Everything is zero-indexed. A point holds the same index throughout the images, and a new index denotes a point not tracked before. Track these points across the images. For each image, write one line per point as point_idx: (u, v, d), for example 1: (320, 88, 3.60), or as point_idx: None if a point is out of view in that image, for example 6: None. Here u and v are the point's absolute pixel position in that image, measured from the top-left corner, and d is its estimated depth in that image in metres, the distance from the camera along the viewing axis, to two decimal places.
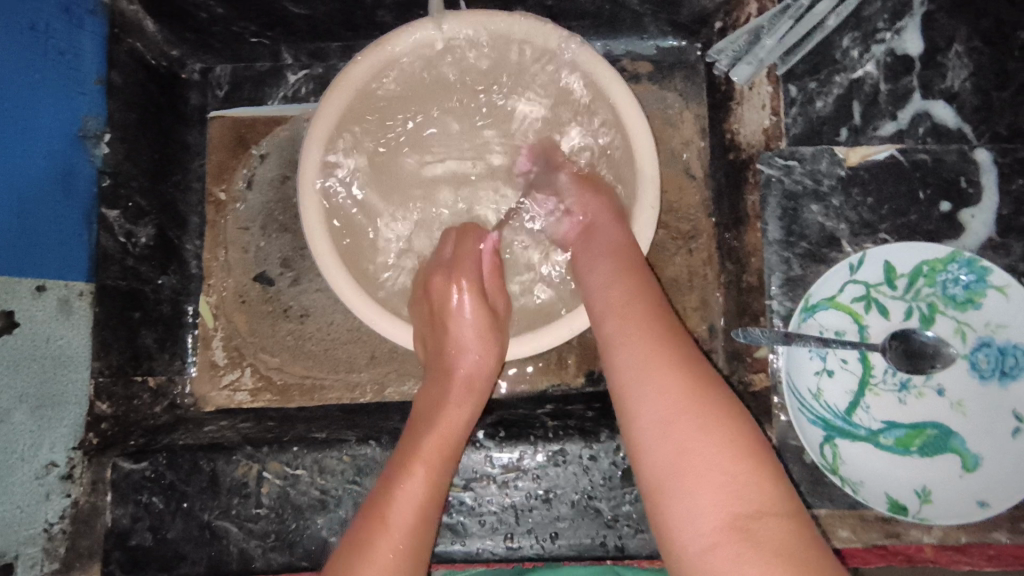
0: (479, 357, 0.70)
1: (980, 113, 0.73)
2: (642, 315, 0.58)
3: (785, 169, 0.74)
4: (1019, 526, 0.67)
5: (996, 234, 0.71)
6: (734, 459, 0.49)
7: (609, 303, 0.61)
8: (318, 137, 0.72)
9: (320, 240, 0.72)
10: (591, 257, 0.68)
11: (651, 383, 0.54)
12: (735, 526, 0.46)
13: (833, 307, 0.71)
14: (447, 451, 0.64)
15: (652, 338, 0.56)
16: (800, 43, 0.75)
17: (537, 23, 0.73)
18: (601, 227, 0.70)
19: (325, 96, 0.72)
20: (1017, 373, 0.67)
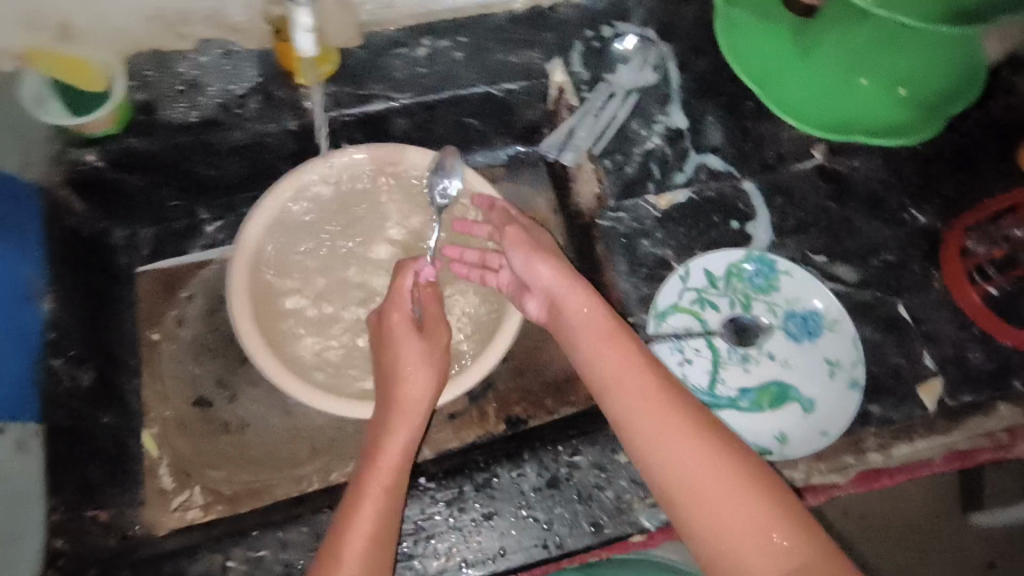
0: (416, 379, 0.78)
1: (738, 157, 1.01)
2: (646, 383, 0.67)
3: (617, 219, 0.97)
4: (858, 446, 0.85)
5: (775, 238, 0.97)
6: (760, 503, 0.58)
7: (608, 378, 0.69)
8: (244, 260, 0.89)
9: (253, 338, 0.86)
10: (580, 333, 0.74)
11: (671, 447, 0.63)
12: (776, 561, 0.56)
13: (679, 311, 0.90)
14: (392, 486, 0.71)
15: (662, 406, 0.65)
16: (602, 133, 1.03)
17: (408, 149, 0.95)
18: (575, 301, 0.75)
19: (247, 221, 0.90)
20: (819, 331, 0.89)
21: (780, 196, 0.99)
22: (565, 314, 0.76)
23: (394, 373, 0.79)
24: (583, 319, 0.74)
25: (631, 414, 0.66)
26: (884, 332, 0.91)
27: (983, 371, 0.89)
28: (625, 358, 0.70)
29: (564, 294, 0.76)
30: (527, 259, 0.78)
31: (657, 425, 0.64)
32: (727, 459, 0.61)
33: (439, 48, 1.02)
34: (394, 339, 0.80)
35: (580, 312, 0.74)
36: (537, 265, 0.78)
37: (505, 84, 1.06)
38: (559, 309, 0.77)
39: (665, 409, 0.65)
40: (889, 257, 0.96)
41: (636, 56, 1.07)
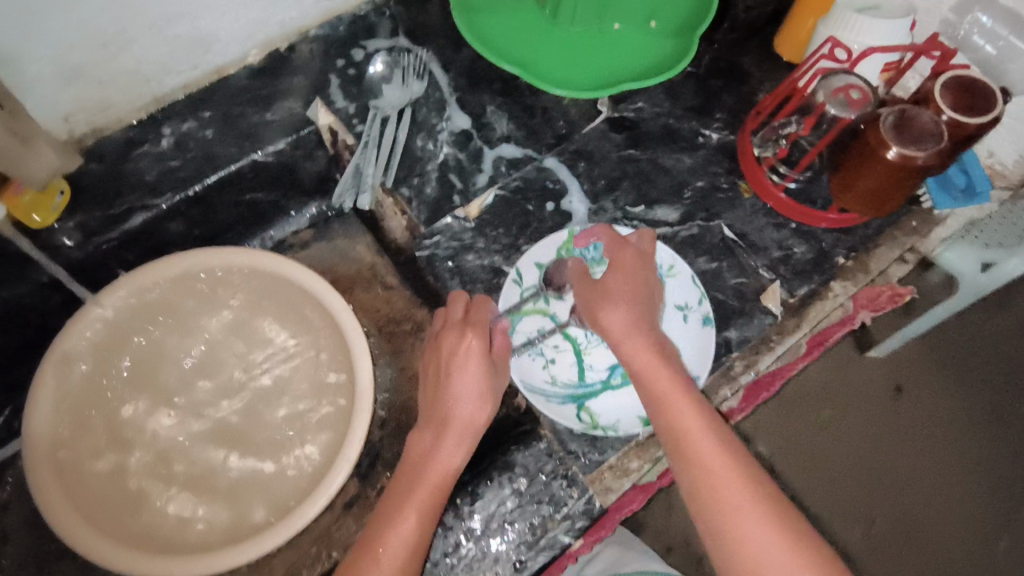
0: (473, 407, 0.76)
1: (531, 137, 0.99)
2: (730, 460, 0.65)
3: (434, 244, 0.92)
4: (730, 376, 0.87)
5: (592, 204, 0.96)
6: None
7: (659, 397, 0.71)
8: (35, 443, 0.76)
9: (73, 527, 0.72)
10: (659, 395, 0.70)
11: (753, 536, 0.61)
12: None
13: (526, 315, 0.87)
14: (440, 492, 0.71)
15: (746, 481, 0.64)
16: (390, 162, 0.96)
17: (190, 254, 0.84)
18: (654, 367, 0.72)
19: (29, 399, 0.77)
20: (661, 281, 0.90)
21: (582, 161, 0.98)
22: (611, 297, 0.78)
23: (446, 388, 0.77)
24: (660, 385, 0.71)
25: (711, 494, 0.64)
26: (717, 258, 0.93)
27: (812, 258, 0.93)
28: (674, 378, 0.71)
29: (638, 339, 0.74)
30: (596, 299, 0.78)
31: (739, 504, 0.63)
32: (796, 541, 0.61)
33: (184, 132, 0.93)
34: (457, 355, 0.78)
35: (658, 372, 0.72)
36: (603, 324, 0.77)
37: (270, 145, 0.96)
38: (631, 358, 0.74)
39: (745, 490, 0.63)
40: (698, 183, 0.98)
41: (396, 73, 1.01)
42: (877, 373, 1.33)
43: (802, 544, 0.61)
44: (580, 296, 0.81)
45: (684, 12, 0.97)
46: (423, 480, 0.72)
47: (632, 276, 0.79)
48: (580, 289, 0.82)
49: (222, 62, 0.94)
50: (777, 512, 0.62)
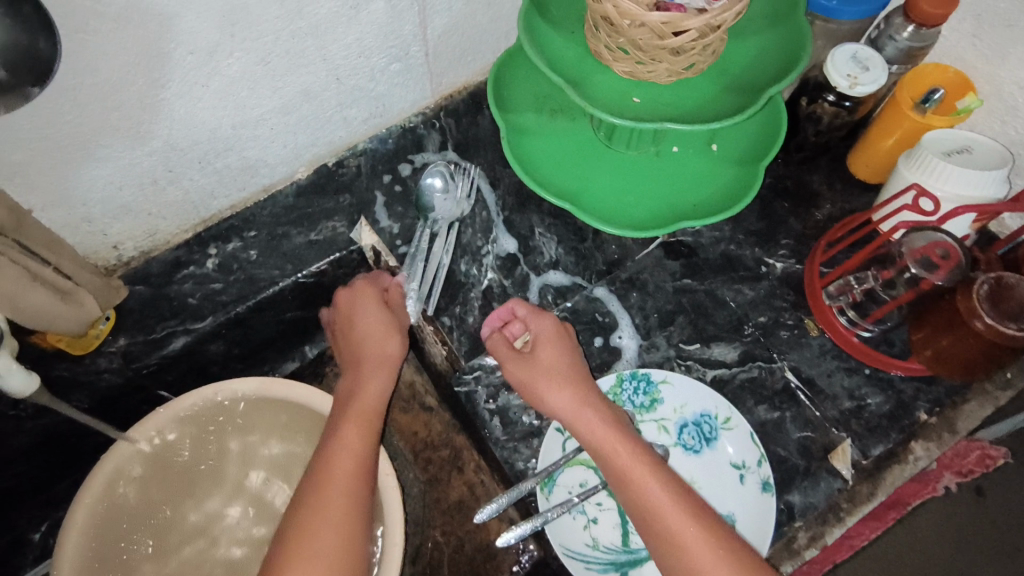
0: (387, 340, 0.87)
1: (581, 263, 0.94)
2: (664, 481, 0.71)
3: (476, 379, 0.88)
4: (792, 547, 0.79)
5: (642, 339, 0.90)
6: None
7: (626, 472, 0.72)
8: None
9: None
10: (596, 437, 0.75)
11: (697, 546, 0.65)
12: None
13: (568, 467, 0.82)
14: (357, 468, 0.73)
15: (681, 498, 0.69)
16: (431, 288, 0.92)
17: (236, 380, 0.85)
18: (576, 408, 0.77)
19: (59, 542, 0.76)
20: (716, 434, 0.83)
21: (635, 291, 0.92)
22: (554, 367, 0.80)
23: (363, 329, 0.88)
24: (587, 422, 0.76)
25: (656, 514, 0.68)
26: (780, 407, 0.85)
27: (889, 411, 0.84)
28: (632, 448, 0.74)
29: (568, 381, 0.79)
30: (522, 360, 0.81)
31: (680, 522, 0.67)
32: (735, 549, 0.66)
33: (229, 253, 0.93)
34: (361, 306, 0.89)
35: (584, 414, 0.77)
36: (520, 377, 0.81)
37: (313, 267, 0.95)
38: (550, 403, 0.78)
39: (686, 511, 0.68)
40: (760, 319, 0.90)
41: (447, 188, 0.97)
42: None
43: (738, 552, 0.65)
44: (495, 342, 0.84)
45: (747, 136, 0.90)
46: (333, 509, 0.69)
47: (556, 331, 0.83)
48: (499, 339, 0.84)
49: (270, 180, 0.94)
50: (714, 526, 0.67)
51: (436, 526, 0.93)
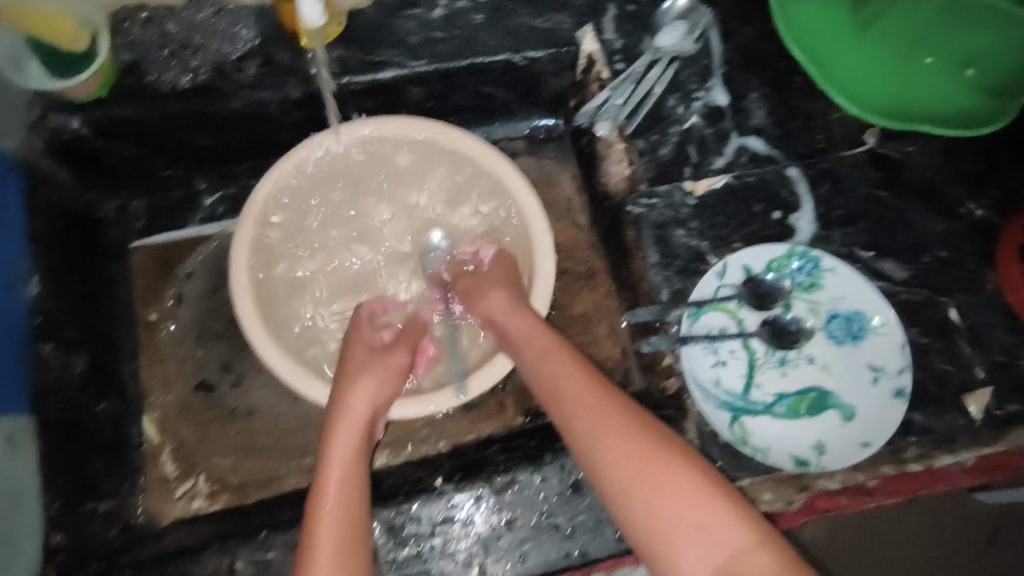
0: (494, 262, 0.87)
1: (784, 139, 0.93)
2: (632, 437, 0.66)
3: (649, 206, 0.90)
4: (900, 458, 0.80)
5: (819, 229, 0.89)
6: (750, 536, 0.59)
7: (588, 423, 0.69)
8: (244, 241, 0.82)
9: (255, 325, 0.80)
10: (563, 381, 0.73)
11: (650, 502, 0.62)
12: (722, 568, 0.58)
13: (713, 309, 0.84)
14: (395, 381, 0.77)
15: (630, 457, 0.65)
16: (637, 109, 0.93)
17: (434, 123, 0.86)
18: (574, 377, 0.73)
19: (248, 205, 0.83)
20: (864, 335, 0.83)
21: (826, 183, 0.91)
22: (482, 282, 0.84)
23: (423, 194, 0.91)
24: (568, 385, 0.72)
25: (617, 473, 0.65)
26: (930, 336, 0.85)
27: None
28: (606, 407, 0.69)
29: (556, 354, 0.76)
30: (504, 312, 0.80)
31: (641, 474, 0.64)
32: (733, 503, 0.61)
33: (457, 10, 0.92)
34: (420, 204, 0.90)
35: (567, 378, 0.73)
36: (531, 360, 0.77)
37: (528, 53, 0.92)
38: (546, 365, 0.75)
39: (653, 464, 0.64)
40: (940, 253, 0.89)
41: (678, 27, 0.95)
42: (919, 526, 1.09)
43: (728, 502, 0.61)
44: (495, 293, 0.82)
45: None
46: (368, 384, 0.75)
47: (535, 330, 0.78)
48: (497, 292, 0.82)
49: None
50: (702, 475, 0.63)
51: (554, 328, 0.99)
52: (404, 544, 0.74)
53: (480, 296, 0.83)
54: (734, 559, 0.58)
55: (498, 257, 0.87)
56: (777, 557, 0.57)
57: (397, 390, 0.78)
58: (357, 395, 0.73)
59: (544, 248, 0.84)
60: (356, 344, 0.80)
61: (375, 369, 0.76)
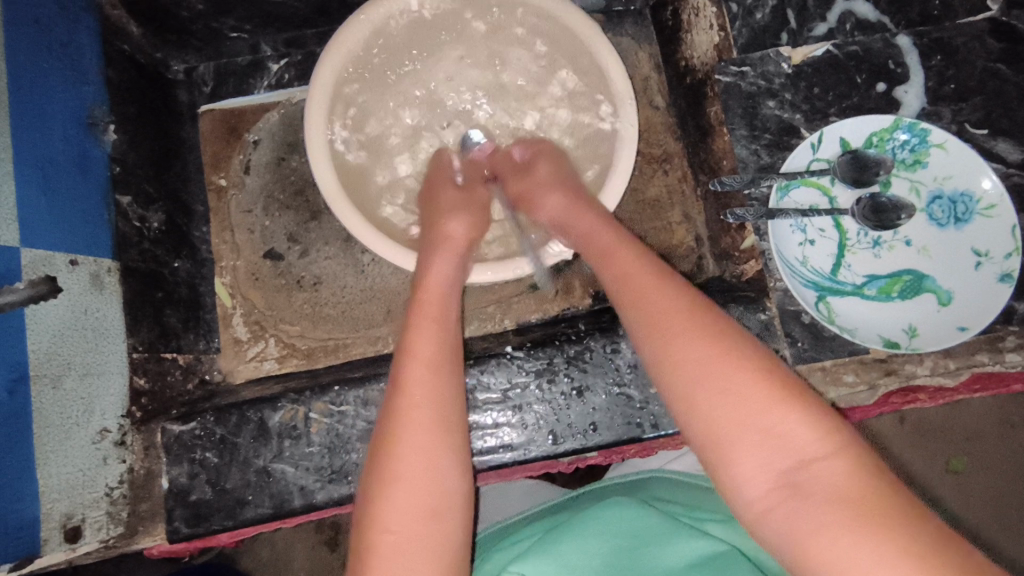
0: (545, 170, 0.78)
1: (894, 5, 0.84)
2: (697, 332, 0.55)
3: (740, 74, 0.83)
4: (997, 347, 0.75)
5: (927, 104, 0.81)
6: (826, 445, 0.48)
7: (647, 305, 0.60)
8: (318, 105, 0.78)
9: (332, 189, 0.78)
10: (622, 272, 0.64)
11: (710, 404, 0.52)
12: (789, 475, 0.48)
13: (804, 185, 0.78)
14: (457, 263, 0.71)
15: (692, 351, 0.54)
16: None
17: None
18: (647, 277, 0.62)
19: (318, 67, 0.78)
20: (969, 217, 0.76)
21: (939, 54, 0.82)
22: (540, 181, 0.77)
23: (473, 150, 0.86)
24: (630, 282, 0.62)
25: (672, 369, 0.55)
26: None
27: None
28: (669, 293, 0.59)
29: (622, 251, 0.66)
30: (567, 212, 0.73)
31: (703, 373, 0.53)
32: (812, 412, 0.50)
33: None
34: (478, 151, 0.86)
35: (633, 270, 0.63)
36: (597, 259, 0.68)
37: None
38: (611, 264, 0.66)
39: (717, 359, 0.53)
40: None
41: None
42: (982, 447, 1.15)
43: (806, 410, 0.50)
44: (549, 197, 0.75)
45: None
46: (448, 252, 0.71)
47: (599, 230, 0.70)
48: (553, 193, 0.75)
49: None
50: (774, 377, 0.51)
51: (626, 213, 0.94)
52: (474, 407, 0.74)
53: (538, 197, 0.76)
54: (804, 468, 0.48)
55: (553, 158, 0.80)
56: (861, 473, 0.46)
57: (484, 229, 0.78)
58: (457, 224, 0.74)
59: (629, 126, 0.81)
60: (449, 216, 0.75)
61: (470, 206, 0.77)
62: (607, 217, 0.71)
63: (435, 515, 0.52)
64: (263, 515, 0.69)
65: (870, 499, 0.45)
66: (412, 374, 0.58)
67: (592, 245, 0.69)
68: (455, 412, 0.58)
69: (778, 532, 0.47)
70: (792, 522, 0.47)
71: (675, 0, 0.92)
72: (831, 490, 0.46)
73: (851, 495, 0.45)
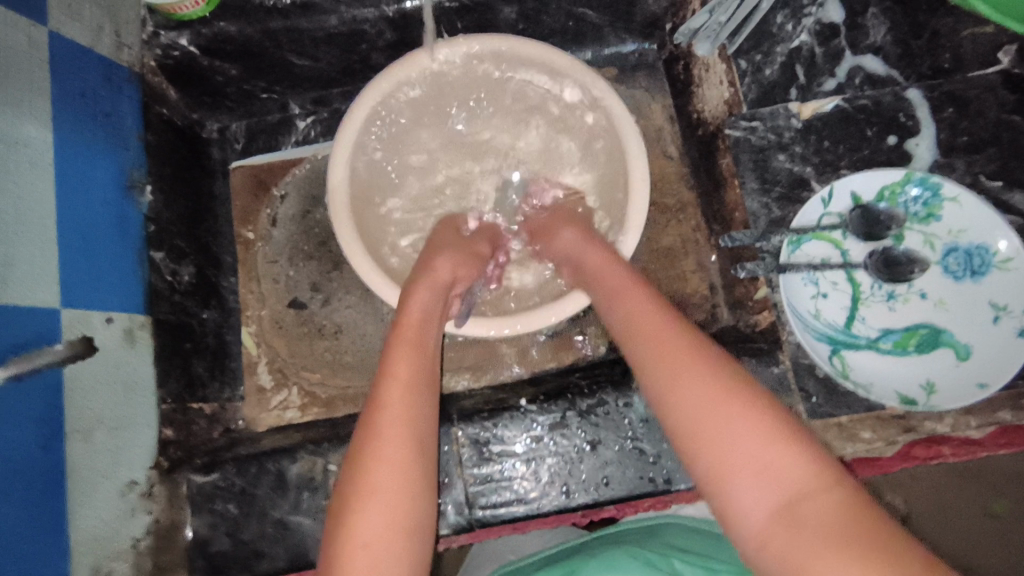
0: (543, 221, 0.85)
1: (904, 59, 0.84)
2: (690, 372, 0.56)
3: (750, 129, 0.85)
4: (1020, 404, 0.74)
5: (940, 157, 0.81)
6: (817, 479, 0.47)
7: (648, 344, 0.61)
8: (339, 171, 0.83)
9: (359, 256, 0.81)
10: (624, 314, 0.66)
11: (715, 435, 0.52)
12: (780, 509, 0.47)
13: (817, 238, 0.79)
14: (440, 289, 0.72)
15: (685, 388, 0.56)
16: (742, 25, 0.86)
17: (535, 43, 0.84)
18: (647, 316, 0.64)
19: (340, 132, 0.83)
20: (986, 270, 0.75)
21: (952, 107, 0.82)
22: (545, 224, 0.84)
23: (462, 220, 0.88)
24: (639, 327, 0.63)
25: (670, 406, 0.56)
26: None
27: None
28: (663, 334, 0.61)
29: (635, 292, 0.67)
30: (580, 250, 0.76)
31: (696, 409, 0.54)
32: (807, 446, 0.50)
33: None
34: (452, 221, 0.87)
35: (638, 312, 0.65)
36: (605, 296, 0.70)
37: None
38: (619, 306, 0.67)
39: (708, 394, 0.54)
40: None
41: None
42: None
43: (801, 448, 0.49)
44: (563, 233, 0.80)
45: None
46: (427, 285, 0.72)
47: (615, 272, 0.71)
48: (568, 235, 0.79)
49: None
50: (763, 410, 0.52)
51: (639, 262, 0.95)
52: (488, 460, 0.75)
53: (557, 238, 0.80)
54: (796, 500, 0.47)
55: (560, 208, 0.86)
56: (849, 502, 0.46)
57: (474, 270, 0.79)
58: (444, 261, 0.75)
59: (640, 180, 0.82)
60: (445, 251, 0.77)
61: (461, 250, 0.79)
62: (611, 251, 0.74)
63: (407, 533, 0.52)
64: (279, 568, 0.71)
65: (857, 531, 0.44)
66: (389, 397, 0.59)
67: (603, 283, 0.71)
68: (427, 436, 0.58)
69: (773, 566, 0.47)
70: (784, 554, 0.46)
71: (687, 55, 0.95)
72: (821, 517, 0.45)
73: (838, 521, 0.45)
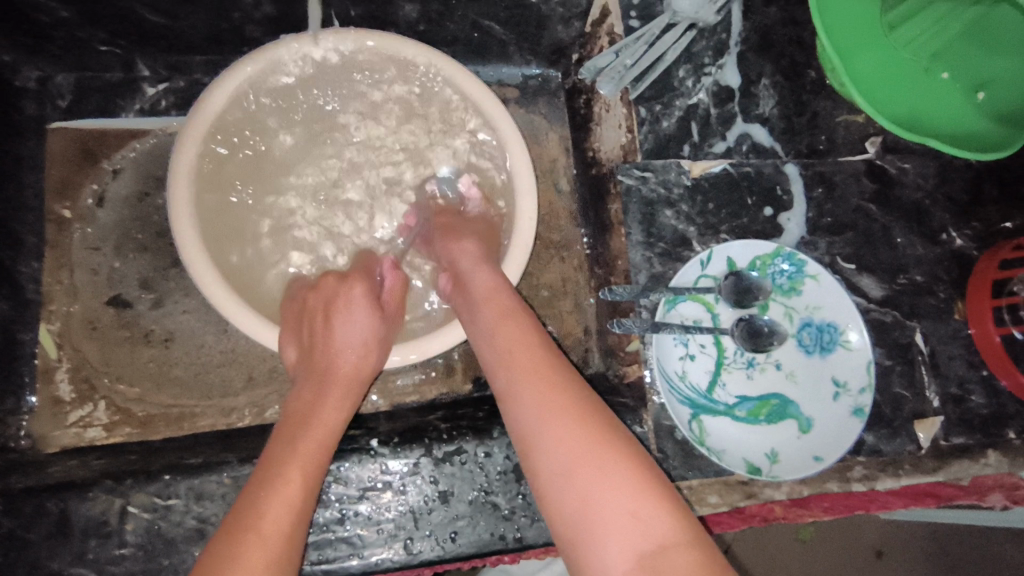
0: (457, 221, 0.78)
1: (787, 134, 0.87)
2: (565, 413, 0.53)
3: (641, 179, 0.84)
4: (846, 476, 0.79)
5: (807, 234, 0.85)
6: (681, 533, 0.45)
7: (525, 374, 0.57)
8: (187, 152, 0.71)
9: (200, 260, 0.70)
10: (502, 338, 0.61)
11: (585, 486, 0.49)
12: (644, 561, 0.44)
13: (691, 299, 0.80)
14: (352, 385, 0.66)
15: (559, 429, 0.52)
16: (646, 73, 0.86)
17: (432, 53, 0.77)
18: (526, 344, 0.59)
19: (203, 95, 0.71)
20: (833, 347, 0.79)
21: (821, 188, 0.86)
22: (446, 231, 0.76)
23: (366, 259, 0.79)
24: (517, 352, 0.59)
25: (543, 448, 0.52)
26: (895, 358, 0.82)
27: (985, 414, 0.82)
28: (544, 368, 0.57)
29: (519, 316, 0.62)
30: (470, 262, 0.71)
31: (569, 455, 0.51)
32: (673, 502, 0.47)
33: None
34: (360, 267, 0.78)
35: (518, 339, 0.60)
36: (481, 319, 0.65)
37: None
38: (498, 331, 0.62)
39: (583, 439, 0.51)
40: (917, 277, 0.85)
41: None
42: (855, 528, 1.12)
43: (670, 500, 0.47)
44: (463, 242, 0.73)
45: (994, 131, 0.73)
46: (335, 383, 0.65)
47: (500, 291, 0.66)
48: (460, 248, 0.72)
49: None
50: (635, 460, 0.49)
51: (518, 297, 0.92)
52: (327, 506, 0.68)
53: (445, 245, 0.74)
54: (660, 553, 0.44)
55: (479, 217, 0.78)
56: (711, 559, 0.43)
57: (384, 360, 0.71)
58: (353, 348, 0.68)
59: (527, 220, 0.77)
60: (359, 322, 0.70)
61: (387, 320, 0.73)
62: (503, 277, 0.69)
63: None
64: None
65: None
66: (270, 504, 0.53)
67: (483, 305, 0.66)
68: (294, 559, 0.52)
69: None
70: None
71: (590, 90, 0.93)
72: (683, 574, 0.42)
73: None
